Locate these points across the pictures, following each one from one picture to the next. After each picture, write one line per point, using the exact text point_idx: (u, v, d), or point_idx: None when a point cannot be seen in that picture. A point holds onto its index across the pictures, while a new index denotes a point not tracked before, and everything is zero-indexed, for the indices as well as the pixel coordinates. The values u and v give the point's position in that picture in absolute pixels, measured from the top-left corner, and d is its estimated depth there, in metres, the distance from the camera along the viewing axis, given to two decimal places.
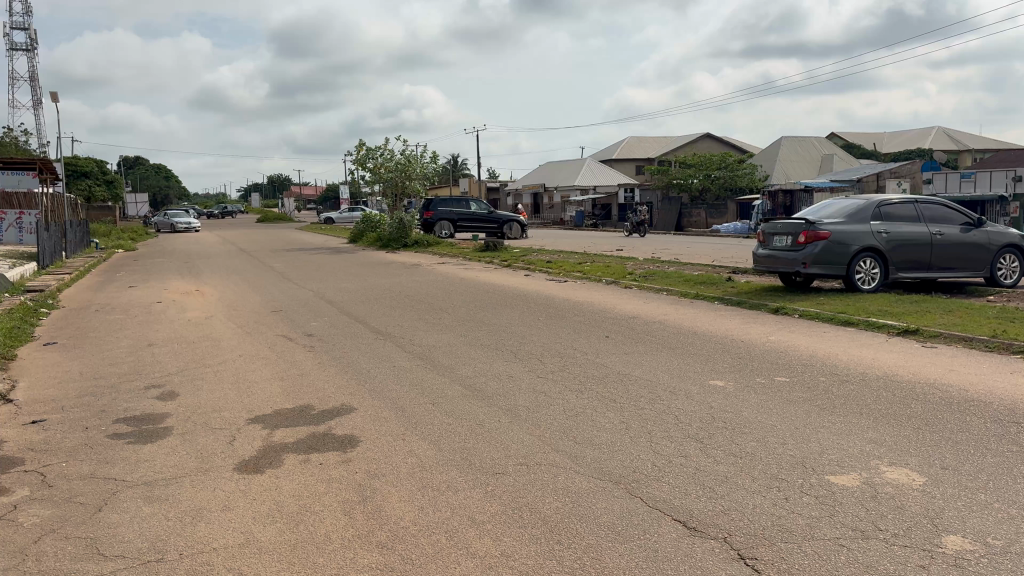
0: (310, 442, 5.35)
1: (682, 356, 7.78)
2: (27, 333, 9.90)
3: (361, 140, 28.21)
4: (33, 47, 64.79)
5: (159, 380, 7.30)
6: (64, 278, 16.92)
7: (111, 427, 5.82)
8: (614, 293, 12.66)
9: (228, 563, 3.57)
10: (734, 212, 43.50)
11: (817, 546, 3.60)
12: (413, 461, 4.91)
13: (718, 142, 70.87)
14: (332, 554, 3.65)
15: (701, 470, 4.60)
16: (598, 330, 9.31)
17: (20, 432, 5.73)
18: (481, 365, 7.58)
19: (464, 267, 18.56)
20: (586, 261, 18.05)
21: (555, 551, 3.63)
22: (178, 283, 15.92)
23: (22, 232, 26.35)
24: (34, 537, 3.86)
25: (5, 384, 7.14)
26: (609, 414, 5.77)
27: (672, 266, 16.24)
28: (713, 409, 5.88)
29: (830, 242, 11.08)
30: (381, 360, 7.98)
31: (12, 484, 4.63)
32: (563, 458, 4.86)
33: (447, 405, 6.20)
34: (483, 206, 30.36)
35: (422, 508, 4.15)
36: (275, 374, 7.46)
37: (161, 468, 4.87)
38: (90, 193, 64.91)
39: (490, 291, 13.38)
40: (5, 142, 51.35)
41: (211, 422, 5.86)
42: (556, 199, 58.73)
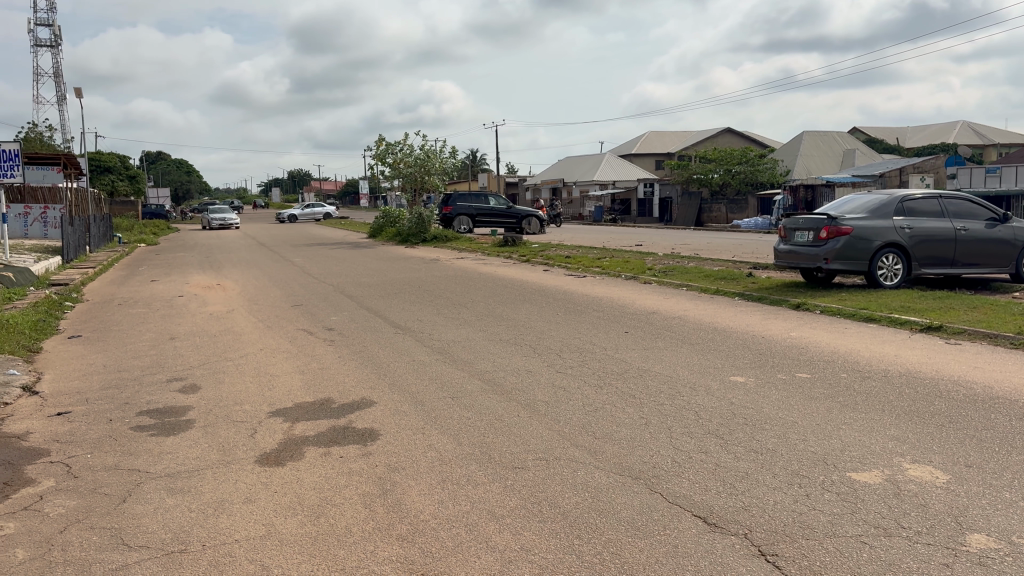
0: (331, 435, 5.38)
1: (702, 352, 7.74)
2: (52, 325, 10.03)
3: (381, 135, 28.27)
4: (57, 43, 65.43)
5: (181, 373, 7.37)
6: (88, 272, 17.06)
7: (135, 419, 5.87)
8: (634, 289, 12.62)
9: (250, 555, 3.59)
10: (754, 207, 43.24)
11: (839, 543, 3.58)
12: (433, 454, 4.93)
13: (739, 137, 70.56)
14: (353, 546, 3.67)
15: (721, 466, 4.58)
16: (617, 325, 9.31)
17: (46, 423, 5.81)
18: (501, 359, 7.59)
19: (483, 262, 18.54)
20: (605, 257, 18.01)
21: (575, 545, 3.63)
22: (199, 277, 16.07)
23: (47, 226, 26.72)
24: (60, 526, 3.92)
25: (30, 376, 7.22)
26: (629, 410, 5.77)
27: (692, 261, 16.22)
28: (734, 405, 5.86)
29: (852, 238, 10.99)
30: (401, 354, 8.01)
31: (38, 475, 4.69)
32: (582, 453, 4.86)
33: (466, 399, 6.21)
34: (502, 201, 30.38)
35: (441, 502, 4.17)
36: (296, 368, 7.50)
37: (184, 460, 4.92)
38: (113, 188, 65.66)
39: (508, 286, 13.37)
40: (30, 138, 51.73)
41: (233, 415, 5.91)
42: (576, 194, 59.00)
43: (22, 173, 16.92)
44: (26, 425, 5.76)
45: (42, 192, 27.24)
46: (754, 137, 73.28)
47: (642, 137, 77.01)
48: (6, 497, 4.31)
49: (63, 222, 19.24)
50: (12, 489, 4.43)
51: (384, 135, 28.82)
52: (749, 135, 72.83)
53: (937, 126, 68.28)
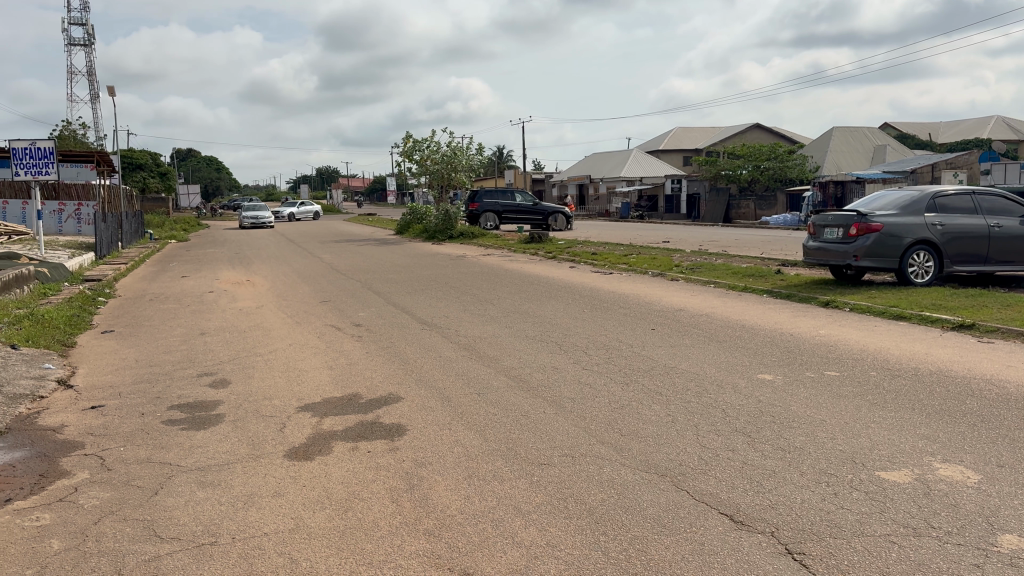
0: (359, 430, 5.43)
1: (729, 349, 7.71)
2: (86, 321, 10.19)
3: (408, 132, 28.36)
4: (91, 43, 66.39)
5: (211, 368, 7.47)
6: (120, 268, 17.31)
7: (166, 413, 5.96)
8: (660, 286, 12.55)
9: (279, 548, 3.64)
10: (784, 203, 42.87)
11: (867, 542, 3.56)
12: (460, 449, 4.96)
13: (768, 133, 70.03)
14: (381, 540, 3.71)
15: (748, 464, 4.56)
16: (644, 322, 9.30)
17: (80, 416, 5.92)
18: (527, 356, 7.60)
19: (510, 258, 18.57)
20: (632, 254, 17.91)
21: (601, 542, 3.64)
22: (229, 273, 16.25)
23: (81, 223, 27.20)
24: (94, 518, 3.99)
25: (65, 371, 7.36)
26: (655, 407, 5.76)
27: (720, 258, 16.16)
28: (761, 403, 5.82)
29: (882, 235, 10.86)
30: (427, 350, 8.05)
31: (73, 467, 4.78)
32: (609, 450, 4.86)
33: (491, 395, 6.23)
34: (529, 197, 30.40)
35: (468, 497, 4.19)
36: (324, 363, 7.57)
37: (214, 454, 4.99)
38: (145, 184, 66.50)
39: (535, 283, 13.39)
40: (64, 136, 52.49)
41: (262, 410, 5.98)
42: (602, 191, 58.84)
43: (57, 171, 17.20)
44: (61, 418, 5.87)
45: (76, 189, 27.71)
46: (783, 133, 72.51)
47: (670, 133, 76.70)
48: (43, 489, 4.40)
49: (96, 218, 19.51)
50: (48, 481, 4.52)
51: (411, 132, 28.91)
52: (778, 131, 72.08)
53: (971, 121, 67.12)
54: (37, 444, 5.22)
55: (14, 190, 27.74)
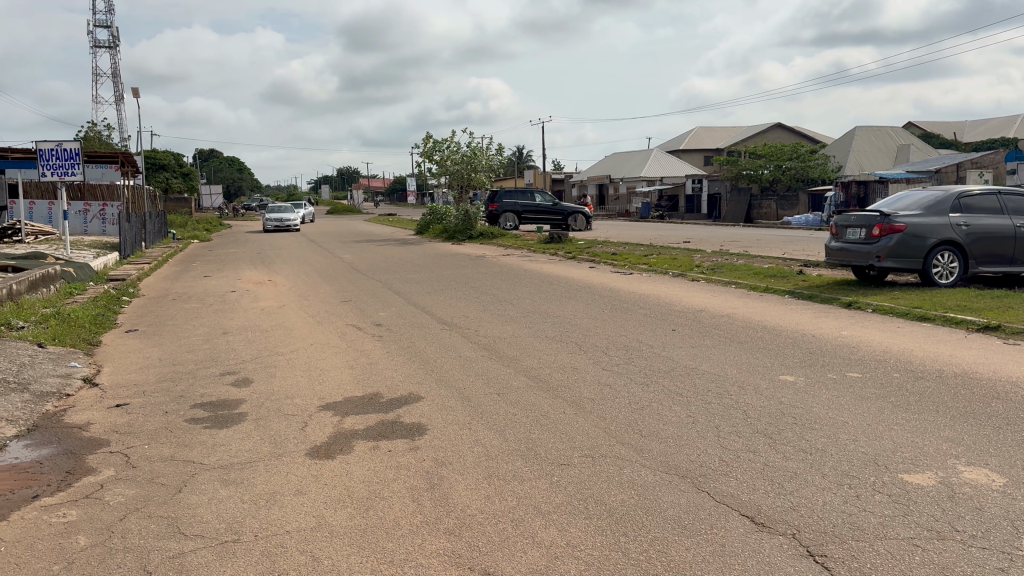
0: (379, 429, 5.46)
1: (750, 350, 7.69)
2: (111, 319, 10.30)
3: (428, 132, 28.44)
4: (116, 45, 67.04)
5: (234, 367, 7.53)
6: (144, 268, 17.52)
7: (189, 412, 6.02)
8: (681, 286, 12.52)
9: (301, 546, 3.66)
10: (805, 203, 42.50)
11: (890, 545, 3.53)
12: (480, 450, 4.97)
13: (790, 133, 69.56)
14: (402, 539, 3.72)
15: (770, 466, 4.54)
16: (665, 323, 9.26)
17: (106, 414, 5.99)
18: (546, 356, 7.61)
19: (529, 258, 18.60)
20: (652, 254, 17.87)
21: (621, 542, 3.64)
22: (251, 272, 16.37)
23: (105, 223, 27.56)
24: (119, 515, 4.04)
25: (90, 369, 7.45)
26: (675, 408, 5.74)
27: (741, 258, 16.08)
28: (783, 404, 5.79)
29: (906, 235, 10.76)
30: (448, 350, 8.09)
31: (98, 465, 4.83)
32: (629, 450, 4.86)
33: (512, 395, 6.25)
34: (549, 197, 30.39)
35: (489, 497, 4.20)
36: (346, 363, 7.60)
37: (237, 452, 5.03)
38: (168, 185, 67.09)
39: (555, 283, 13.39)
40: (89, 137, 53.10)
41: (284, 408, 6.02)
42: (622, 191, 58.72)
43: (83, 171, 17.42)
44: (87, 415, 5.95)
45: (101, 189, 28.05)
46: (805, 132, 71.98)
47: (690, 133, 76.37)
48: (69, 485, 4.46)
49: (121, 219, 19.73)
50: (75, 477, 4.59)
51: (431, 133, 28.97)
52: (800, 130, 71.60)
53: (996, 120, 66.41)
54: (64, 441, 5.29)
55: (40, 191, 28.11)
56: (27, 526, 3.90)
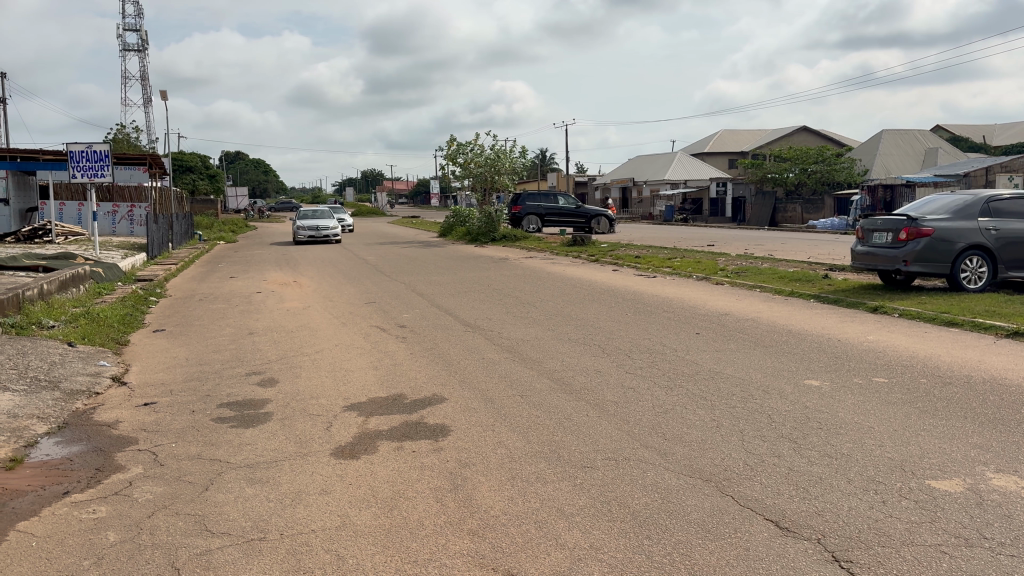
0: (403, 430, 5.49)
1: (774, 355, 7.63)
2: (139, 319, 10.44)
3: (452, 136, 28.52)
4: (145, 48, 67.77)
5: (260, 367, 7.60)
6: (171, 269, 17.61)
7: (216, 411, 6.09)
8: (706, 289, 12.53)
9: (325, 545, 3.69)
10: (831, 207, 42.17)
11: (917, 552, 3.50)
12: (502, 451, 4.98)
13: (816, 135, 69.04)
14: (425, 539, 3.74)
15: (794, 470, 4.53)
16: (689, 326, 9.23)
17: (133, 413, 6.06)
18: (569, 359, 7.62)
19: (552, 260, 18.65)
20: (675, 257, 17.70)
21: (644, 545, 3.64)
22: (276, 275, 16.51)
23: (133, 224, 28.01)
24: (148, 512, 4.10)
25: (119, 368, 7.57)
26: (700, 412, 5.72)
27: (766, 262, 15.98)
28: (808, 408, 5.76)
29: (933, 240, 10.64)
30: (471, 352, 8.11)
31: (127, 462, 4.91)
32: (652, 454, 4.85)
33: (534, 397, 6.27)
34: (571, 200, 30.36)
35: (511, 499, 4.21)
36: (370, 363, 7.66)
37: (263, 451, 5.08)
38: (194, 186, 67.81)
39: (578, 286, 13.42)
40: (119, 139, 53.93)
41: (309, 408, 6.08)
42: (646, 194, 58.56)
43: (112, 173, 17.63)
44: (115, 414, 6.03)
45: (129, 190, 28.39)
46: (831, 134, 71.32)
47: (715, 135, 76.04)
48: (99, 482, 4.53)
49: (149, 220, 19.96)
50: (104, 474, 4.65)
51: (455, 136, 29.06)
52: (826, 133, 70.94)
53: None
54: (93, 439, 5.36)
55: (70, 193, 28.55)
56: (58, 522, 3.97)
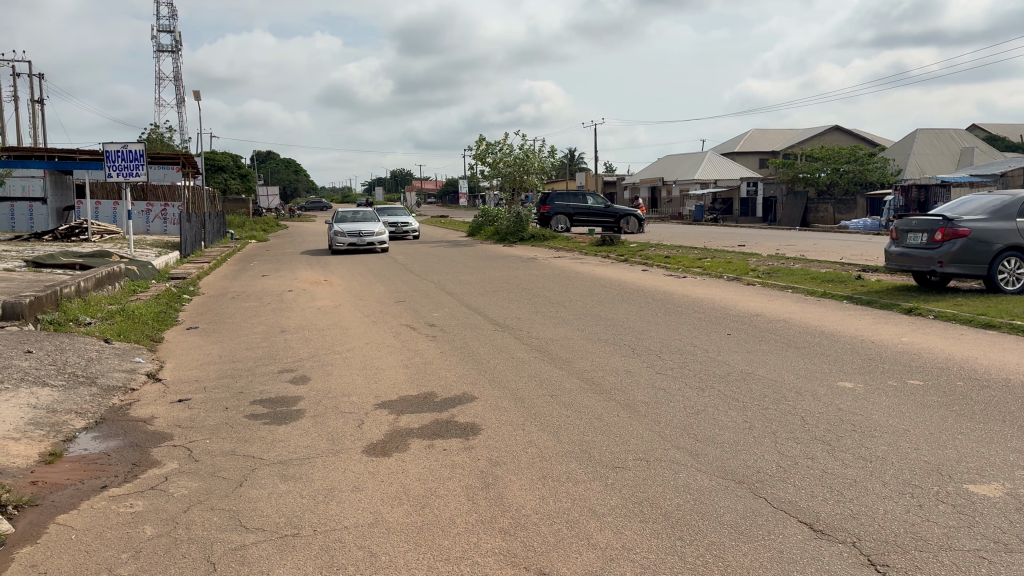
0: (434, 428, 5.51)
1: (808, 356, 7.55)
2: (173, 317, 10.59)
3: (481, 135, 28.57)
4: (179, 49, 68.57)
5: (292, 365, 7.66)
6: (203, 267, 17.81)
7: (249, 407, 6.15)
8: (737, 290, 12.49)
9: (359, 542, 3.71)
10: (864, 207, 41.66)
11: (955, 557, 3.45)
12: (533, 450, 4.98)
13: (849, 135, 68.22)
14: (457, 537, 3.75)
15: (828, 472, 4.48)
16: (720, 327, 9.15)
17: (169, 409, 6.14)
18: (599, 359, 7.58)
19: (580, 261, 18.62)
20: (706, 258, 17.58)
21: (678, 547, 3.62)
22: (308, 273, 16.65)
23: (166, 223, 28.39)
24: (184, 506, 4.15)
25: (154, 364, 7.67)
26: (732, 413, 5.68)
27: (798, 262, 15.83)
28: (841, 410, 5.70)
29: (969, 240, 10.48)
30: (501, 351, 8.10)
31: (163, 457, 4.97)
32: (684, 455, 4.82)
33: (564, 397, 6.26)
34: (600, 199, 30.27)
35: (543, 498, 4.21)
36: (400, 362, 7.70)
37: (295, 448, 5.12)
38: (226, 186, 68.58)
39: (608, 285, 13.40)
40: (152, 138, 54.62)
41: (341, 406, 6.12)
42: (675, 194, 58.30)
43: (146, 173, 17.87)
44: (150, 409, 6.11)
45: (163, 190, 28.77)
46: (864, 133, 70.40)
47: (746, 134, 75.41)
48: (135, 476, 4.60)
49: (181, 220, 20.17)
50: (140, 469, 4.72)
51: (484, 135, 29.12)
52: (858, 132, 70.07)
53: None
54: (129, 434, 5.44)
55: (105, 192, 28.98)
56: (96, 515, 4.03)
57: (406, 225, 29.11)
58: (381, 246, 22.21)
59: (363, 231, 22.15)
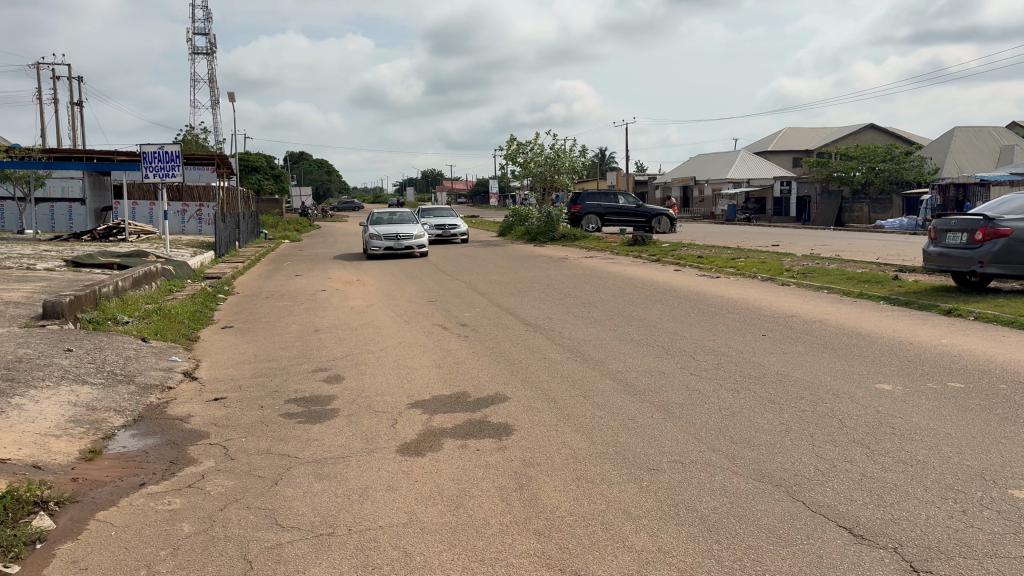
0: (467, 428, 5.51)
1: (845, 358, 7.44)
2: (208, 316, 10.70)
3: (512, 135, 28.54)
4: (213, 51, 69.41)
5: (326, 364, 7.70)
6: (237, 267, 18.01)
7: (284, 406, 6.19)
8: (771, 290, 12.36)
9: (393, 542, 3.72)
10: (900, 207, 41.06)
11: (1001, 564, 3.37)
12: (567, 451, 4.96)
13: (885, 133, 67.26)
14: (491, 538, 3.74)
15: (868, 476, 4.40)
16: (754, 328, 9.04)
17: (205, 407, 6.20)
18: (633, 360, 7.52)
19: (612, 260, 18.54)
20: (739, 257, 17.42)
21: (714, 550, 3.58)
22: (341, 272, 16.76)
23: (202, 223, 28.75)
24: (221, 505, 4.18)
25: (191, 363, 7.75)
26: (768, 415, 5.61)
27: (833, 262, 15.62)
28: (880, 413, 5.60)
29: (1011, 240, 10.26)
30: (533, 351, 8.07)
31: (199, 455, 5.02)
32: (720, 457, 4.77)
33: (597, 398, 6.21)
34: (632, 199, 30.12)
35: (578, 499, 4.18)
36: (433, 361, 7.70)
37: (330, 447, 5.15)
38: (260, 186, 69.30)
39: (640, 285, 13.32)
40: (188, 139, 55.36)
41: (374, 405, 6.13)
42: (707, 193, 57.93)
43: (182, 173, 18.09)
44: (187, 408, 6.18)
45: (198, 190, 29.13)
46: (900, 132, 69.39)
47: (779, 133, 74.66)
48: (173, 474, 4.65)
49: (216, 220, 20.39)
50: (178, 467, 4.77)
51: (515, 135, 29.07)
52: (894, 131, 69.07)
53: None
54: (167, 432, 5.50)
55: (142, 192, 29.41)
56: (135, 512, 4.08)
57: (457, 228, 26.07)
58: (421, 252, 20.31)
59: (400, 234, 20.23)
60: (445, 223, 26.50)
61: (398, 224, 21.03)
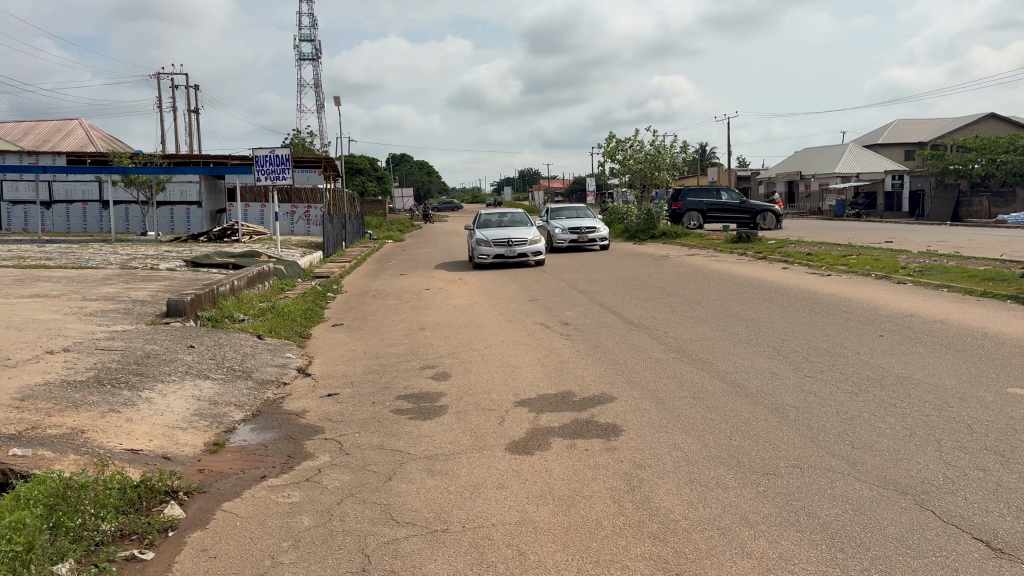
0: (575, 428, 5.47)
1: (971, 360, 7.04)
2: (319, 314, 11.01)
3: (611, 132, 28.32)
4: (319, 57, 71.53)
5: (433, 362, 7.79)
6: (345, 266, 18.50)
7: (394, 403, 6.30)
8: (886, 288, 11.85)
9: (507, 540, 3.72)
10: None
11: None
12: (678, 454, 4.87)
13: (1007, 123, 63.65)
14: (605, 540, 3.70)
15: (1003, 486, 4.15)
16: (871, 328, 8.67)
17: (319, 403, 6.38)
18: (742, 361, 7.33)
19: (715, 258, 18.18)
20: (851, 255, 16.79)
21: (839, 559, 3.44)
22: (444, 272, 17.00)
23: (310, 224, 29.65)
24: (338, 499, 4.28)
25: (304, 360, 7.99)
26: (890, 420, 5.36)
27: (953, 260, 14.86)
28: (1014, 419, 5.28)
29: None
30: (639, 351, 7.95)
31: (315, 450, 5.15)
32: (841, 463, 4.58)
33: (708, 399, 6.08)
34: (735, 195, 29.44)
35: (692, 503, 4.09)
36: (538, 360, 7.70)
37: (441, 443, 5.21)
38: (363, 187, 71.04)
39: (746, 284, 12.99)
40: (295, 143, 57.25)
41: (482, 403, 6.17)
42: (814, 188, 56.14)
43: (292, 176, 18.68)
44: (303, 403, 6.37)
45: (306, 192, 30.06)
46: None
47: (890, 125, 71.64)
48: (291, 467, 4.80)
49: (323, 221, 20.98)
50: (295, 461, 4.91)
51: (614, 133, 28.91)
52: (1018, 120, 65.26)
53: None
54: (284, 427, 5.68)
55: (254, 195, 30.57)
56: (258, 504, 4.22)
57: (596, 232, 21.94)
58: (534, 257, 18.43)
59: (513, 240, 18.39)
60: (583, 226, 22.36)
61: (508, 227, 19.33)
